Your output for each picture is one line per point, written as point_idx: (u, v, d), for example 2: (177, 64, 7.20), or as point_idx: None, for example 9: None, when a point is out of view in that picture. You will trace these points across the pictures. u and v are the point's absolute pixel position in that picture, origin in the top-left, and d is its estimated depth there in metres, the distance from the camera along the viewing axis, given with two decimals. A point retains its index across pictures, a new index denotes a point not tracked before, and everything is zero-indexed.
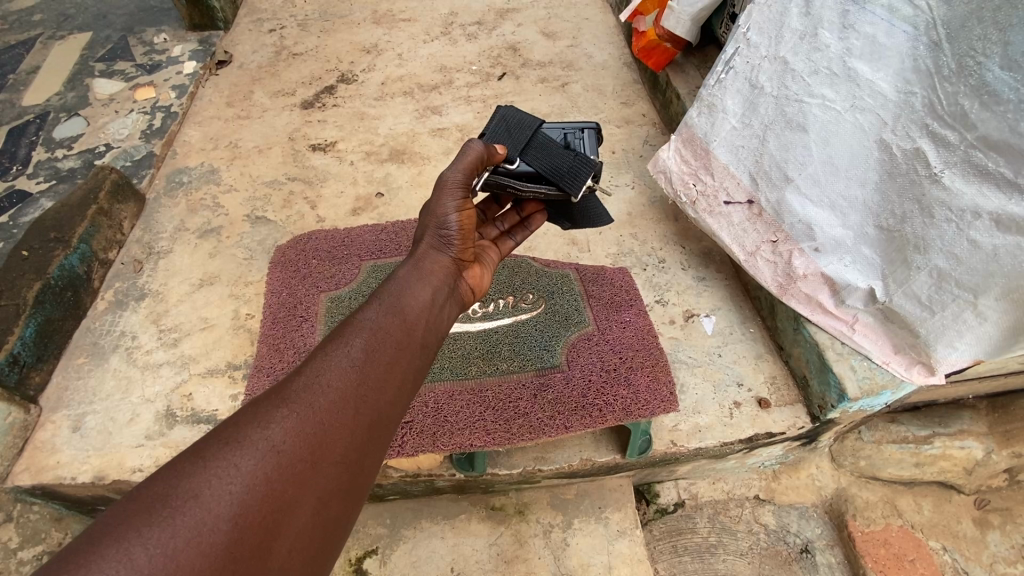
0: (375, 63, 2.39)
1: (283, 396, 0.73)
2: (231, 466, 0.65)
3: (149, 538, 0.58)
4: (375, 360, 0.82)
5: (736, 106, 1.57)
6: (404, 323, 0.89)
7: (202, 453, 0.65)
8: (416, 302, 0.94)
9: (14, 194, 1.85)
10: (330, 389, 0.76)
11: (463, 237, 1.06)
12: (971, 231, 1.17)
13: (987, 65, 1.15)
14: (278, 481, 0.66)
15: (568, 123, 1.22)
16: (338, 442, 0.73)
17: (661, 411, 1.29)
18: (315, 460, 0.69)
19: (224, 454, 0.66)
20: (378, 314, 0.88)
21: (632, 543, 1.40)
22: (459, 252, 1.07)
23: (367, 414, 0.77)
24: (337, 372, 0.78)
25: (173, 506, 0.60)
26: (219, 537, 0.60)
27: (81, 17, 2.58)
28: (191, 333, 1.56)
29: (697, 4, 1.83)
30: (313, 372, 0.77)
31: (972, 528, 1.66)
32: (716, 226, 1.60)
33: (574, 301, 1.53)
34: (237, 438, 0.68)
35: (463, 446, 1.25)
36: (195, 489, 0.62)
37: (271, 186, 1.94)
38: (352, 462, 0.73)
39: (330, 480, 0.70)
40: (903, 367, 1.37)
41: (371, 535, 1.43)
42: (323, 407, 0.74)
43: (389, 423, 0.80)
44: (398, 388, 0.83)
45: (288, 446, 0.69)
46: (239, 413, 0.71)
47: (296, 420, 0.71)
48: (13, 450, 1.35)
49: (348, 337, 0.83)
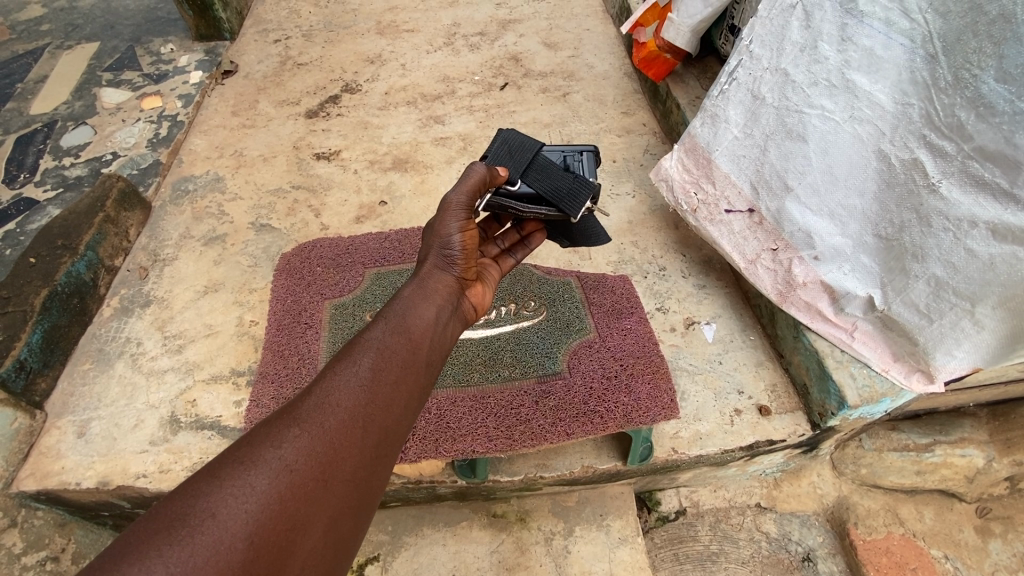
0: (378, 73, 2.42)
1: (294, 416, 0.75)
2: (246, 485, 0.66)
3: (169, 558, 0.59)
4: (383, 379, 0.83)
5: (737, 116, 1.59)
6: (410, 341, 0.91)
7: (217, 473, 0.67)
8: (421, 321, 0.95)
9: (22, 201, 1.87)
10: (340, 409, 0.77)
11: (467, 257, 1.08)
12: (968, 241, 1.19)
13: (982, 78, 1.17)
14: (291, 500, 0.67)
15: (567, 147, 1.25)
16: (348, 461, 0.74)
17: (661, 418, 1.30)
18: (326, 478, 0.71)
19: (238, 473, 0.67)
20: (385, 333, 0.89)
21: (633, 551, 1.40)
22: (462, 271, 1.08)
23: (376, 432, 0.79)
24: (347, 392, 0.79)
25: (191, 526, 0.62)
26: (235, 556, 0.62)
27: (89, 28, 2.62)
28: (195, 339, 1.58)
29: (697, 16, 1.86)
30: (323, 393, 0.78)
31: (973, 536, 1.66)
32: (717, 234, 1.61)
33: (574, 308, 1.54)
34: (251, 458, 0.69)
35: (465, 451, 1.26)
36: (211, 508, 0.64)
37: (275, 194, 1.96)
38: (361, 480, 0.75)
39: (341, 497, 0.72)
40: (902, 375, 1.37)
41: (371, 542, 1.43)
42: (333, 427, 0.75)
43: (395, 441, 0.81)
44: (405, 407, 0.84)
45: (299, 465, 0.70)
46: (252, 433, 0.73)
47: (308, 439, 0.72)
48: (19, 456, 1.37)
49: (356, 357, 0.84)
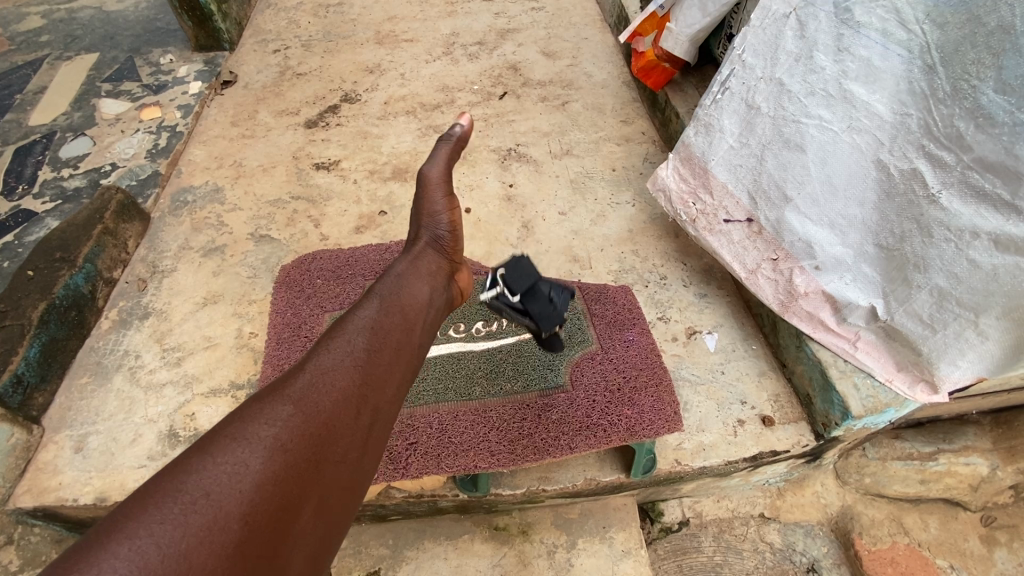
0: (377, 82, 2.42)
1: (286, 396, 0.75)
2: (240, 463, 0.66)
3: (161, 537, 0.58)
4: (374, 363, 0.85)
5: (733, 125, 1.58)
6: (401, 326, 0.93)
7: (209, 450, 0.66)
8: (411, 304, 0.98)
9: (20, 213, 1.87)
10: (334, 389, 0.78)
11: (456, 240, 1.17)
12: (970, 251, 1.18)
13: (981, 89, 1.17)
14: (285, 480, 0.67)
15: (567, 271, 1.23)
16: (340, 441, 0.75)
17: (666, 431, 1.29)
18: (319, 459, 0.72)
19: (231, 452, 0.67)
20: (375, 316, 0.91)
21: (636, 564, 1.39)
22: (451, 256, 1.16)
23: (366, 415, 0.80)
24: (341, 371, 0.80)
25: (184, 503, 0.61)
26: (229, 535, 0.61)
27: (88, 38, 2.62)
28: (194, 352, 1.57)
29: (695, 25, 1.85)
30: (316, 371, 0.79)
31: (978, 545, 1.64)
32: (717, 244, 1.60)
33: (577, 319, 1.54)
34: (243, 435, 0.69)
35: (467, 467, 1.25)
36: (204, 487, 0.63)
37: (275, 205, 1.95)
38: (352, 463, 0.76)
39: (332, 481, 0.72)
40: (906, 385, 1.37)
41: (372, 556, 1.42)
42: (326, 406, 0.76)
43: (384, 425, 0.83)
44: (395, 392, 0.85)
45: (293, 445, 0.70)
46: (243, 410, 0.73)
47: (300, 420, 0.73)
48: (15, 472, 1.36)
49: (347, 339, 0.85)
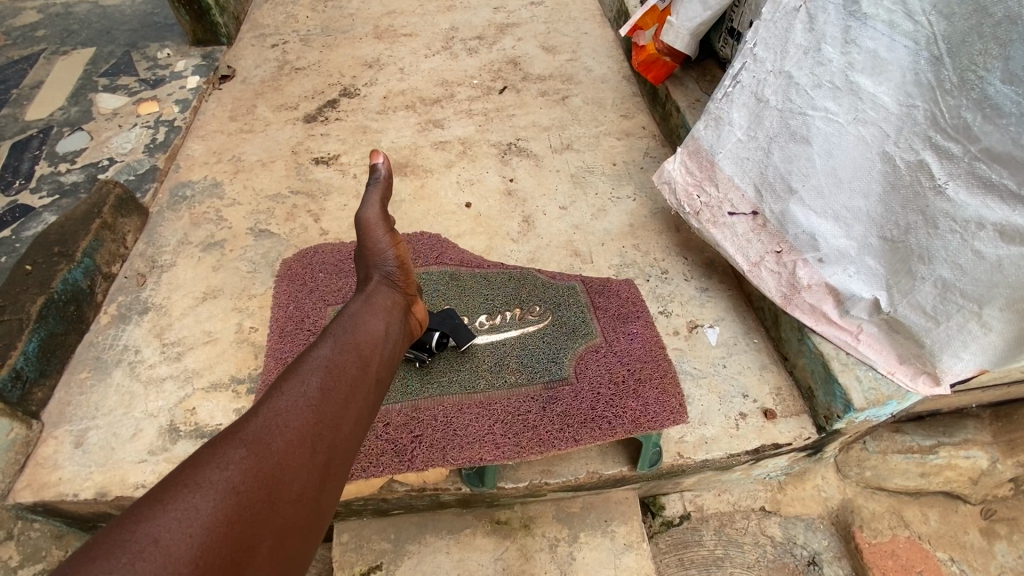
0: (376, 77, 2.40)
1: (241, 437, 0.77)
2: (191, 508, 0.68)
3: None
4: (332, 399, 0.88)
5: (742, 119, 1.57)
6: (358, 361, 0.96)
7: (161, 498, 0.68)
8: (368, 339, 1.02)
9: (17, 209, 1.85)
10: (289, 429, 0.80)
11: (406, 275, 1.26)
12: (975, 242, 1.19)
13: (988, 80, 1.17)
14: (238, 522, 0.69)
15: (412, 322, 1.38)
16: (296, 480, 0.77)
17: (671, 423, 1.28)
18: (273, 498, 0.74)
19: (183, 497, 0.68)
20: (332, 354, 0.94)
21: (639, 557, 1.40)
22: (404, 290, 1.25)
23: (323, 451, 0.82)
24: (296, 410, 0.83)
25: (133, 552, 0.63)
26: None
27: (85, 33, 2.60)
28: (194, 347, 1.56)
29: (696, 19, 1.85)
30: (271, 412, 0.82)
31: (978, 538, 1.65)
32: (720, 237, 1.60)
33: (580, 313, 1.54)
34: (195, 481, 0.71)
35: (473, 460, 1.24)
36: (154, 534, 0.64)
37: (274, 199, 1.94)
38: (310, 500, 0.78)
39: (288, 518, 0.74)
40: (908, 377, 1.37)
41: (375, 551, 1.41)
42: (281, 445, 0.78)
43: (343, 460, 0.85)
44: (353, 426, 0.88)
45: (246, 487, 0.72)
46: (196, 455, 0.75)
47: (255, 461, 0.75)
48: (15, 467, 1.34)
49: (304, 376, 0.88)
